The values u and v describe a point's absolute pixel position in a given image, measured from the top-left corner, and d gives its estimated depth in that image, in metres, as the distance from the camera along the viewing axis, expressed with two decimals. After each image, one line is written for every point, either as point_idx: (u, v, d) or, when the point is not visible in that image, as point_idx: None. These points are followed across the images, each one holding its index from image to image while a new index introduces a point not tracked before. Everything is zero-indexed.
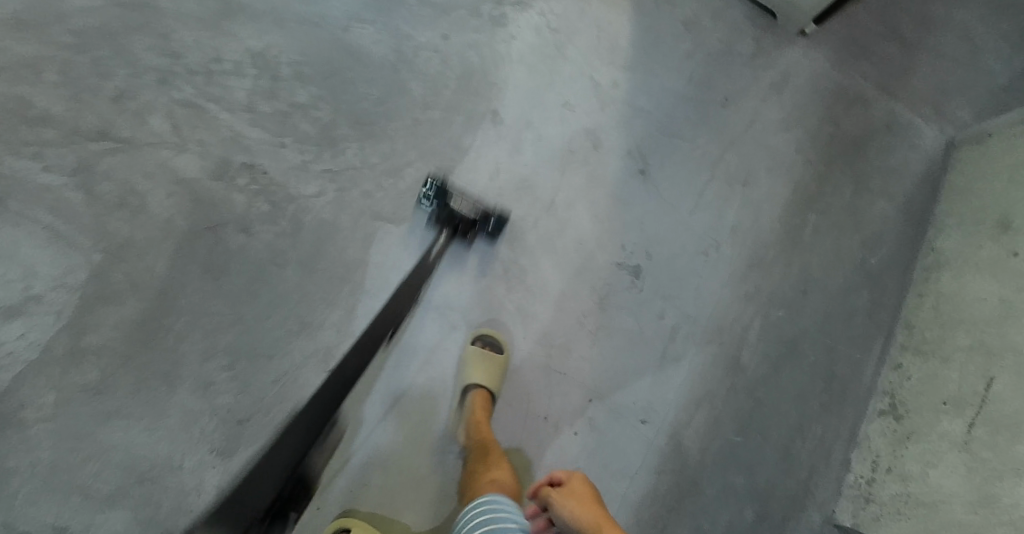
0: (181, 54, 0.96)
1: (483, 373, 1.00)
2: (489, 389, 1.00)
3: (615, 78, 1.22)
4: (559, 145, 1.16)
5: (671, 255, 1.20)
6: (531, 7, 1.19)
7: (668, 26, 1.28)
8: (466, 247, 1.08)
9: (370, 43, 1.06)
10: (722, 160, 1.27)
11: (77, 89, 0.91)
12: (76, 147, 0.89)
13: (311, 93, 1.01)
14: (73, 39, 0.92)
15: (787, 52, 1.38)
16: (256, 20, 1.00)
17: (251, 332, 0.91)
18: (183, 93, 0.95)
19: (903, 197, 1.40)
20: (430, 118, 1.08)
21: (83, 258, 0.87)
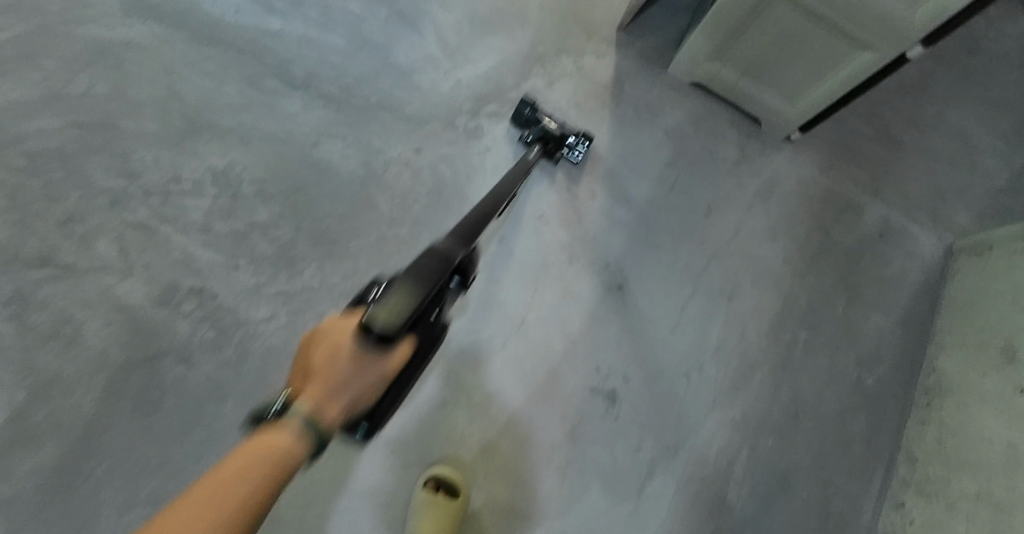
0: (138, 175, 0.92)
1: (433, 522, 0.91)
2: None
3: (595, 189, 1.18)
4: (530, 260, 1.11)
5: (652, 377, 1.12)
6: (510, 117, 1.16)
7: (651, 135, 1.25)
8: (553, 164, 1.16)
9: (338, 158, 1.03)
10: (708, 272, 1.21)
11: (23, 214, 0.87)
12: (15, 274, 0.85)
13: (271, 210, 0.97)
14: (26, 161, 0.89)
15: (775, 159, 1.33)
16: (220, 138, 0.97)
17: (180, 475, 0.84)
18: (135, 215, 0.91)
19: (900, 311, 1.33)
20: (397, 234, 1.02)
21: (4, 398, 0.81)
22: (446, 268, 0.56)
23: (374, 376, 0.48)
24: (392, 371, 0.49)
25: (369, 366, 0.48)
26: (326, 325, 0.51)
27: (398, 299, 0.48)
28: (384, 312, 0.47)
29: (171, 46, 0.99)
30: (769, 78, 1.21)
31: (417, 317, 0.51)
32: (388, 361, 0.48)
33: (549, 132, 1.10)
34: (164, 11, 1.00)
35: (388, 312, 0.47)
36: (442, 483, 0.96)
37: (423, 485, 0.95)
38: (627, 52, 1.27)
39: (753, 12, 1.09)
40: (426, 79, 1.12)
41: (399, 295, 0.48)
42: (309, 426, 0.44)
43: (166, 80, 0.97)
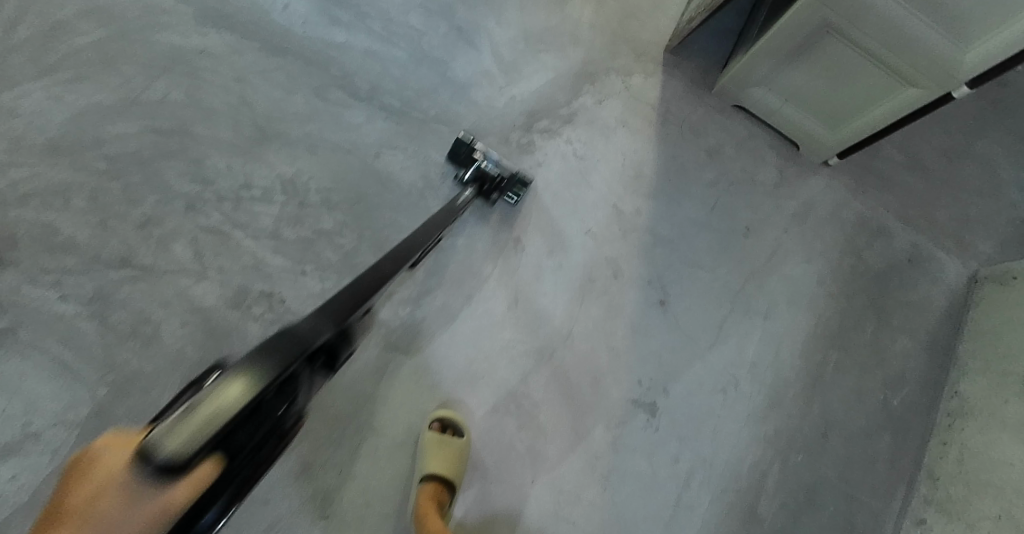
0: (212, 181, 0.95)
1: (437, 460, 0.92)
2: (442, 475, 0.92)
3: (639, 206, 1.22)
4: (578, 274, 1.14)
5: (690, 390, 1.16)
6: (560, 133, 1.20)
7: (693, 155, 1.28)
8: (449, 272, 1.06)
9: (400, 170, 1.06)
10: (745, 291, 1.25)
11: (103, 216, 0.89)
12: (95, 274, 0.87)
13: (336, 218, 1.00)
14: (107, 165, 0.91)
15: (812, 182, 1.38)
16: (289, 147, 1.00)
17: None
18: (209, 220, 0.94)
19: (926, 334, 1.36)
20: (453, 246, 1.07)
21: (87, 394, 0.84)
22: (304, 349, 0.39)
23: (141, 518, 0.26)
24: (182, 508, 0.28)
25: (140, 504, 0.27)
26: (101, 440, 0.29)
27: (232, 388, 0.31)
28: (179, 431, 0.28)
29: (241, 55, 1.01)
30: (812, 104, 1.24)
31: (266, 402, 0.34)
32: (183, 491, 0.28)
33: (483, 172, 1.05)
34: (236, 20, 1.02)
35: (188, 432, 0.28)
36: (447, 425, 0.98)
37: (428, 426, 0.97)
38: (673, 73, 1.31)
39: (805, 41, 1.11)
40: (482, 95, 1.15)
41: (236, 388, 0.31)
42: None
43: (237, 88, 1.00)
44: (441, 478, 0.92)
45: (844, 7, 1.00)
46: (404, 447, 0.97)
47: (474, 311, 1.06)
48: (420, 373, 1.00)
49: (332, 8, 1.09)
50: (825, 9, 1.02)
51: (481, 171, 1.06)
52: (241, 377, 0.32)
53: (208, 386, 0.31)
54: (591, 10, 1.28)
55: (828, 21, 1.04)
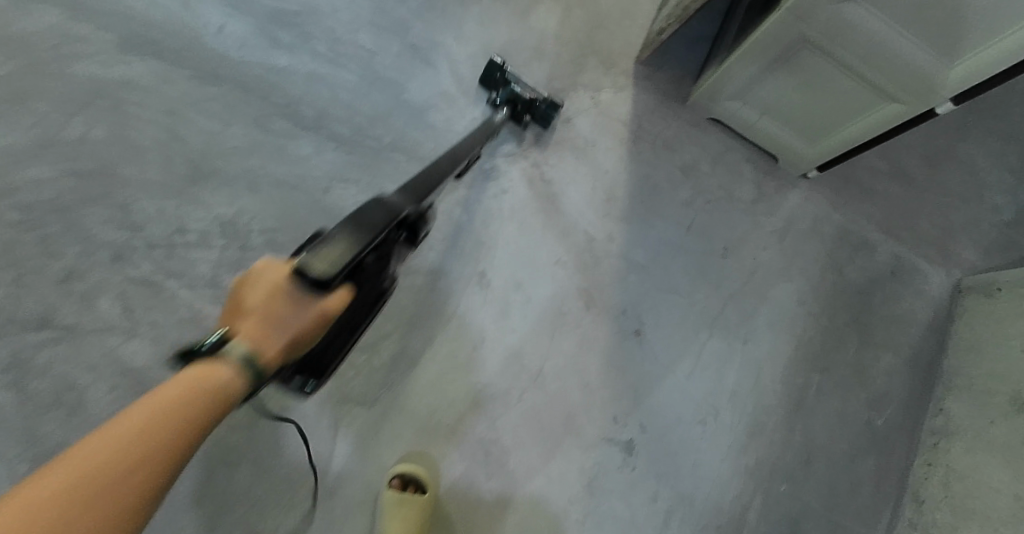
0: (142, 227, 0.87)
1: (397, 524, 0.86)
2: None
3: (611, 231, 1.15)
4: (547, 307, 1.08)
5: (668, 425, 1.11)
6: (526, 156, 1.13)
7: (667, 172, 1.22)
8: (411, 314, 0.99)
9: (352, 204, 0.98)
10: (724, 315, 1.19)
11: (18, 273, 0.81)
12: (11, 338, 0.79)
13: (283, 261, 0.92)
14: (22, 215, 0.83)
15: (791, 196, 1.32)
16: (228, 186, 0.92)
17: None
18: (139, 270, 0.86)
19: (910, 350, 1.32)
20: (412, 283, 1.01)
21: (6, 472, 0.77)
22: (391, 221, 0.54)
23: (309, 315, 0.44)
24: (332, 312, 0.46)
25: (304, 307, 0.44)
26: (260, 265, 0.47)
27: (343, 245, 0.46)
28: (319, 262, 0.45)
29: (171, 85, 0.93)
30: (791, 117, 1.18)
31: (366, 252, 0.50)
32: (327, 304, 0.45)
33: (515, 93, 1.07)
34: (165, 47, 0.94)
35: (326, 262, 0.45)
36: (408, 480, 0.91)
37: (387, 484, 0.90)
38: (644, 86, 1.24)
39: (782, 54, 1.05)
40: (440, 118, 1.08)
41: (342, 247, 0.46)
42: (246, 363, 0.42)
43: (168, 122, 0.91)
44: None
45: (821, 21, 0.94)
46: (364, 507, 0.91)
47: (437, 353, 0.99)
48: (379, 426, 0.94)
49: (272, 28, 1.00)
50: (802, 22, 0.96)
51: (513, 93, 1.09)
52: (343, 242, 0.47)
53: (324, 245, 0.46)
54: (556, 21, 1.21)
55: (805, 34, 0.98)
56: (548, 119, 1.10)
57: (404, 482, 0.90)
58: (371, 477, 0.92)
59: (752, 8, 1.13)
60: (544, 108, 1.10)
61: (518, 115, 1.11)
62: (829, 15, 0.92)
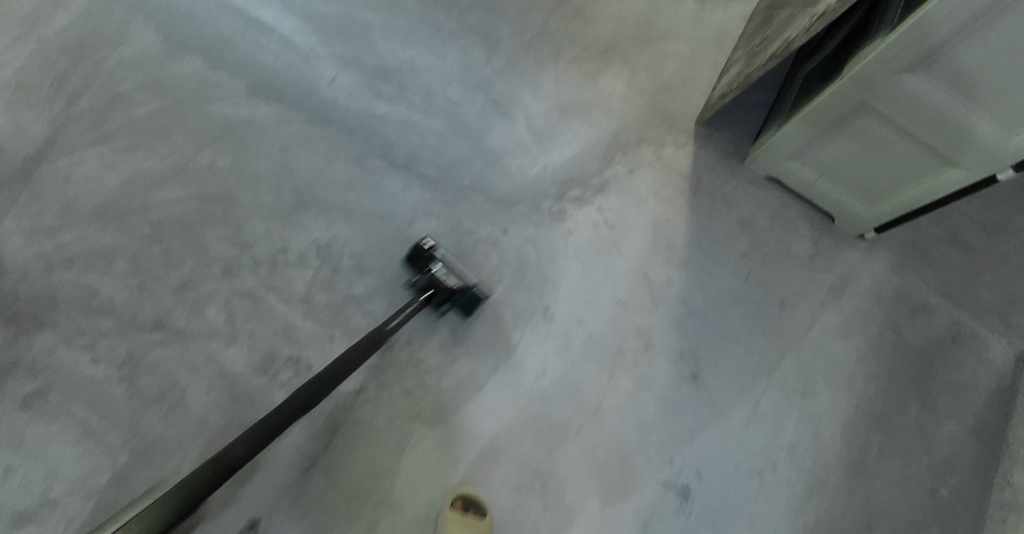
0: (250, 245, 0.97)
1: None
2: None
3: (671, 276, 1.20)
4: (608, 344, 1.11)
5: (724, 473, 1.10)
6: (592, 202, 1.20)
7: (725, 226, 1.27)
8: (479, 341, 1.05)
9: (431, 236, 1.08)
10: (781, 367, 1.20)
11: (141, 280, 0.90)
12: (129, 338, 0.87)
13: (367, 283, 1.01)
14: (150, 229, 0.93)
15: (849, 255, 1.35)
16: (328, 213, 1.03)
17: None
18: (244, 284, 0.95)
19: (973, 419, 1.28)
20: (482, 312, 1.06)
21: (108, 460, 0.81)
22: None
23: None
24: None
25: None
26: None
27: None
28: None
29: (288, 125, 1.06)
30: (848, 180, 1.23)
31: None
32: None
33: (440, 278, 0.98)
34: (286, 94, 1.08)
35: None
36: (470, 503, 0.93)
37: (448, 506, 0.92)
38: (704, 144, 1.32)
39: (842, 122, 1.12)
40: (515, 164, 1.18)
41: None
42: None
43: (281, 157, 1.03)
44: None
45: (883, 89, 1.00)
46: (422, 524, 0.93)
47: (502, 379, 1.04)
48: (444, 447, 0.97)
49: (375, 81, 1.14)
50: (863, 91, 1.03)
51: (436, 280, 0.98)
52: None
53: None
54: (623, 83, 1.31)
55: (866, 102, 1.04)
56: (469, 307, 1.00)
57: (465, 503, 0.93)
58: (431, 497, 0.94)
59: (811, 78, 1.22)
60: (469, 295, 0.99)
61: (439, 303, 1.01)
62: (889, 84, 0.99)
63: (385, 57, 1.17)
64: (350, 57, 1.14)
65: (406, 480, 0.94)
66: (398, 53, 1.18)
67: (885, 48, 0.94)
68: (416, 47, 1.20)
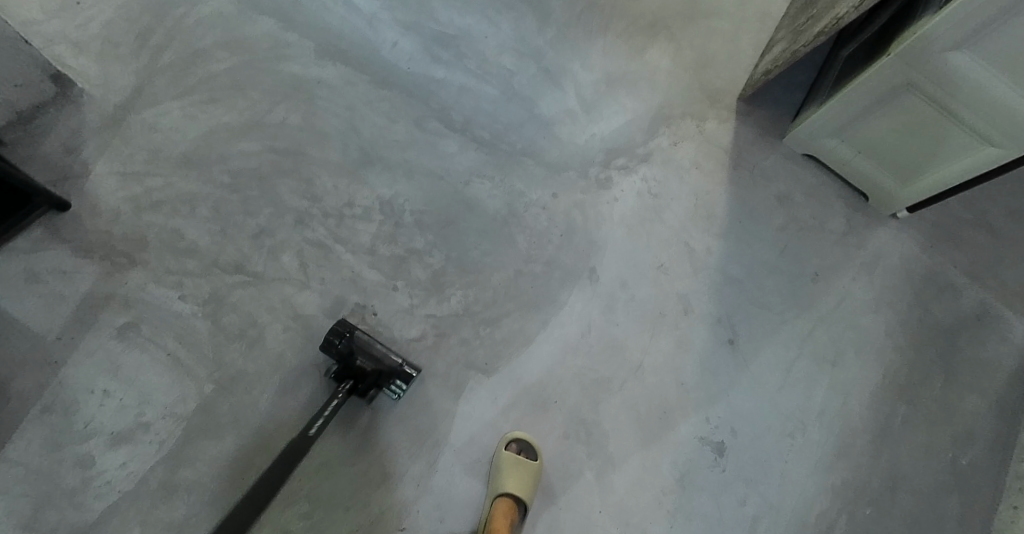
0: (320, 198, 1.02)
1: (512, 478, 0.94)
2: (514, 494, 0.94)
3: (711, 246, 1.25)
4: (650, 307, 1.17)
5: (757, 433, 1.16)
6: (637, 172, 1.25)
7: (763, 199, 1.31)
8: (529, 298, 1.10)
9: (487, 197, 1.13)
10: (813, 336, 1.25)
11: (222, 226, 0.96)
12: (212, 278, 0.93)
13: (427, 239, 1.07)
14: (229, 179, 0.98)
15: (880, 233, 1.39)
16: (390, 171, 1.08)
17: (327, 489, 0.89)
18: (315, 234, 1.00)
19: (996, 394, 1.33)
20: (533, 270, 1.11)
21: (196, 389, 0.88)
22: None
23: None
24: None
25: None
26: None
27: None
28: None
29: (353, 86, 1.10)
30: (885, 158, 1.27)
31: None
32: None
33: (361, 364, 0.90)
34: (351, 55, 1.12)
35: None
36: (522, 445, 1.00)
37: (504, 446, 0.99)
38: (745, 120, 1.36)
39: (883, 99, 1.15)
40: (565, 132, 1.23)
41: None
42: None
43: (347, 115, 1.08)
44: (514, 497, 0.93)
45: (928, 67, 1.04)
46: (477, 463, 0.99)
47: (551, 334, 1.09)
48: (498, 394, 1.03)
49: (434, 47, 1.18)
50: (909, 68, 1.06)
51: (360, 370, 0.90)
52: None
53: None
54: (668, 58, 1.34)
55: (911, 80, 1.08)
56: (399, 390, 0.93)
57: (518, 445, 0.99)
58: (485, 439, 1.00)
59: (853, 57, 1.25)
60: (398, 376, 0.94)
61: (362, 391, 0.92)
62: (933, 61, 1.02)
63: (443, 24, 1.21)
64: (411, 23, 1.18)
65: (462, 423, 1.00)
66: (456, 20, 1.22)
67: (932, 27, 0.97)
68: (472, 15, 1.24)
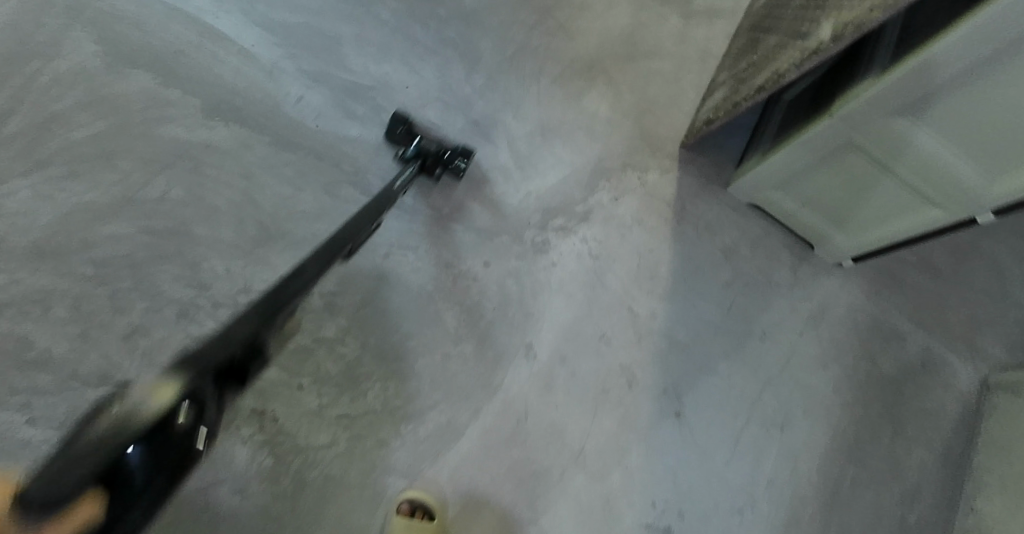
0: (208, 286, 0.88)
1: None
2: None
3: (655, 309, 1.17)
4: (592, 383, 1.08)
5: (704, 513, 1.09)
6: (576, 231, 1.16)
7: (709, 255, 1.24)
8: (457, 386, 0.99)
9: (409, 271, 1.03)
10: (761, 401, 1.19)
11: (83, 328, 0.83)
12: (70, 393, 0.80)
13: (338, 326, 0.97)
14: (93, 269, 0.85)
15: (826, 281, 1.32)
16: (296, 248, 0.94)
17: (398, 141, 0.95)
18: (201, 329, 0.86)
19: (939, 444, 1.26)
20: (462, 353, 1.01)
21: None
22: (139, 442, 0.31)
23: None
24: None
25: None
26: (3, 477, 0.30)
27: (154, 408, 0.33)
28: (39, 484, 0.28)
29: (251, 149, 0.97)
30: (829, 210, 1.21)
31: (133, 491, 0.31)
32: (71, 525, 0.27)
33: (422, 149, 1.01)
34: (247, 113, 0.98)
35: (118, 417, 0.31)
36: (416, 505, 0.92)
37: (395, 510, 0.91)
38: (688, 169, 1.28)
39: (826, 155, 1.09)
40: (498, 191, 1.13)
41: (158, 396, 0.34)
42: None
43: (244, 184, 0.95)
44: None
45: (870, 128, 0.98)
46: None
47: (482, 426, 0.99)
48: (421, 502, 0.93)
49: (346, 100, 1.05)
50: (851, 128, 1.01)
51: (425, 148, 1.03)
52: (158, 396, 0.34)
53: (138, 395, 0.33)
54: (608, 102, 1.25)
55: (852, 139, 1.02)
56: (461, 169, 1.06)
57: (413, 507, 0.91)
58: None
59: (794, 107, 1.20)
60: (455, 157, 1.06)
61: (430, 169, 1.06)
62: (878, 123, 0.97)
63: (358, 73, 1.08)
64: (319, 73, 1.05)
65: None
66: (372, 68, 1.09)
67: (874, 91, 0.91)
68: (390, 61, 1.11)
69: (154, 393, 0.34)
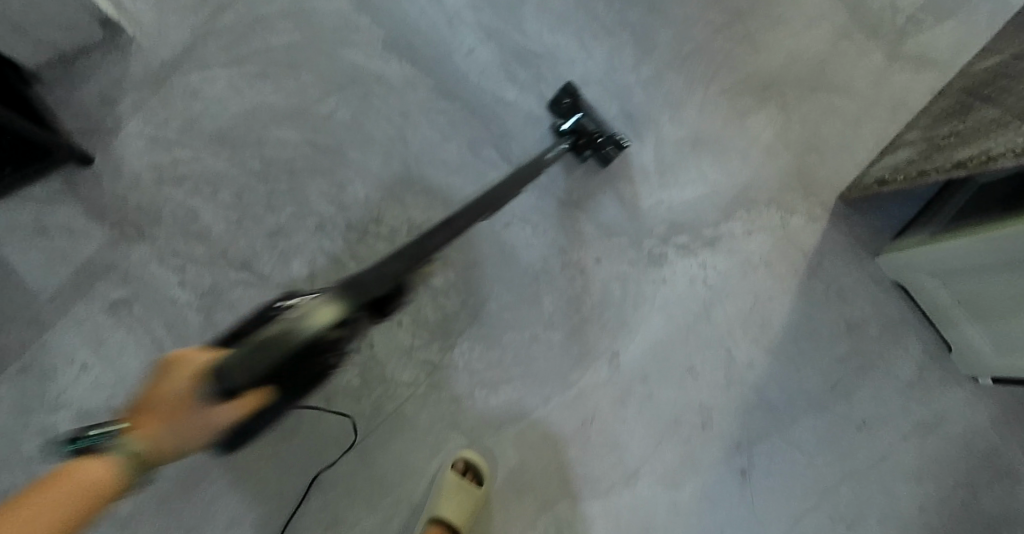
0: (347, 207, 0.97)
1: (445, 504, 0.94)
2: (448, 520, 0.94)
3: (754, 359, 1.11)
4: (665, 412, 1.06)
5: None
6: (697, 254, 1.11)
7: (830, 324, 1.15)
8: (534, 370, 1.02)
9: (523, 246, 1.04)
10: (836, 491, 1.11)
11: (242, 214, 0.94)
12: (216, 270, 0.93)
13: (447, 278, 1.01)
14: (260, 166, 0.95)
15: (953, 394, 1.16)
16: (431, 196, 1.00)
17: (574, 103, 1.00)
18: (333, 245, 0.96)
19: None
20: (549, 339, 1.03)
21: None
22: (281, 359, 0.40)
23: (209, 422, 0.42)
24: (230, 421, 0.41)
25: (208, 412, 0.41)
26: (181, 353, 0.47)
27: (313, 322, 0.40)
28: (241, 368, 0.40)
29: (415, 89, 1.01)
30: (983, 323, 1.04)
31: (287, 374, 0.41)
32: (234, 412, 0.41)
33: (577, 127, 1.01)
34: (421, 54, 1.02)
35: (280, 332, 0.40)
36: (469, 466, 0.98)
37: (450, 465, 0.98)
38: (837, 225, 1.17)
39: (1010, 263, 0.92)
40: (631, 192, 1.10)
41: (319, 311, 0.41)
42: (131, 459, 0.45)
43: (400, 122, 1.00)
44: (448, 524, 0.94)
45: None
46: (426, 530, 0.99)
47: (547, 416, 1.02)
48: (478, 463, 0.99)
49: (512, 64, 1.05)
50: None
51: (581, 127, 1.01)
52: (329, 304, 0.42)
53: (318, 301, 0.42)
54: (772, 129, 1.16)
55: None
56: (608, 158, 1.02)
57: (466, 468, 0.98)
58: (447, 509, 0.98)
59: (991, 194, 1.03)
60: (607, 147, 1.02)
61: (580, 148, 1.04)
62: None
63: (531, 37, 1.06)
64: (493, 28, 1.05)
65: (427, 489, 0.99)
66: (544, 35, 1.07)
67: None
68: (565, 32, 1.08)
69: (316, 310, 0.41)
